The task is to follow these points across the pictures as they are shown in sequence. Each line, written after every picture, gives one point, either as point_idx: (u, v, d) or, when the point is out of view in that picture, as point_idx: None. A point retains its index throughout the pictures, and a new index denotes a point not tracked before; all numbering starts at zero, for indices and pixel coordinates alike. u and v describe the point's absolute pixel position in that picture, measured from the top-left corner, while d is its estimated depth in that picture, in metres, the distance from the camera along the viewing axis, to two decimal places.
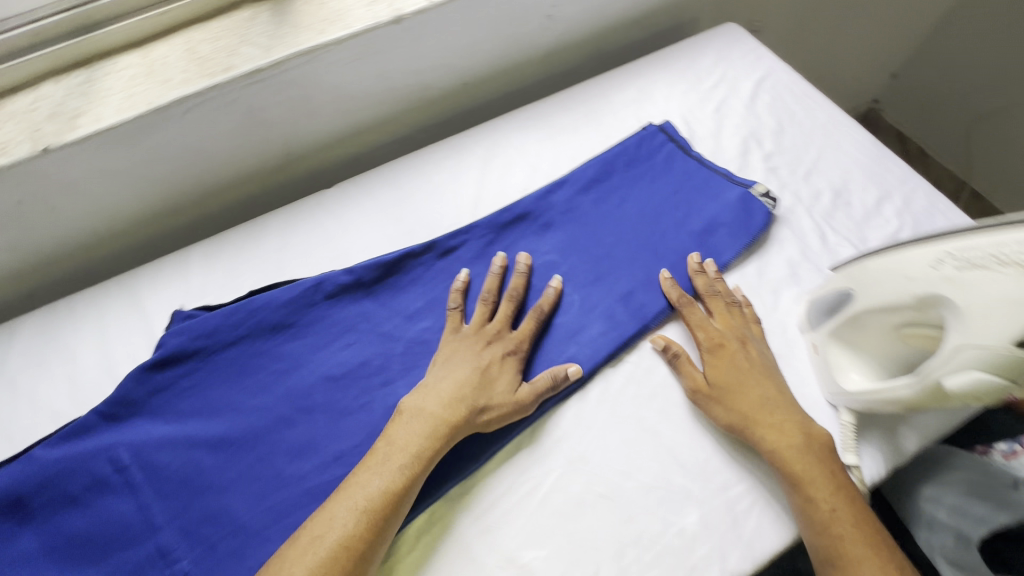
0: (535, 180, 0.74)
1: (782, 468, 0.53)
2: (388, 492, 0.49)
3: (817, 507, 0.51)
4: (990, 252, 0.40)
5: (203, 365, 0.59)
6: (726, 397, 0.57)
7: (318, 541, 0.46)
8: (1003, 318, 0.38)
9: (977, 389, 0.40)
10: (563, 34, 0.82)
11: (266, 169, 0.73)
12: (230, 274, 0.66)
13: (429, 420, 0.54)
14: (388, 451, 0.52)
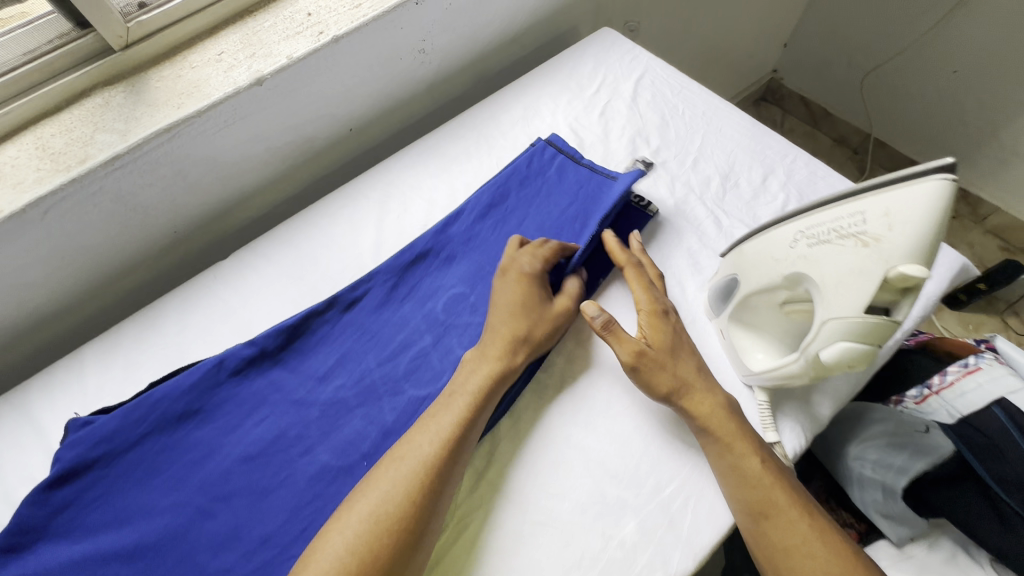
0: (433, 215, 0.73)
1: (712, 428, 0.54)
2: (459, 418, 0.54)
3: (749, 463, 0.52)
4: (832, 227, 0.41)
5: (107, 472, 0.56)
6: (669, 362, 0.57)
7: (399, 460, 0.51)
8: (852, 289, 0.39)
9: (850, 357, 0.41)
10: (442, 64, 0.83)
11: (155, 251, 0.70)
12: (128, 369, 0.63)
13: (461, 394, 0.56)
14: (451, 390, 0.56)
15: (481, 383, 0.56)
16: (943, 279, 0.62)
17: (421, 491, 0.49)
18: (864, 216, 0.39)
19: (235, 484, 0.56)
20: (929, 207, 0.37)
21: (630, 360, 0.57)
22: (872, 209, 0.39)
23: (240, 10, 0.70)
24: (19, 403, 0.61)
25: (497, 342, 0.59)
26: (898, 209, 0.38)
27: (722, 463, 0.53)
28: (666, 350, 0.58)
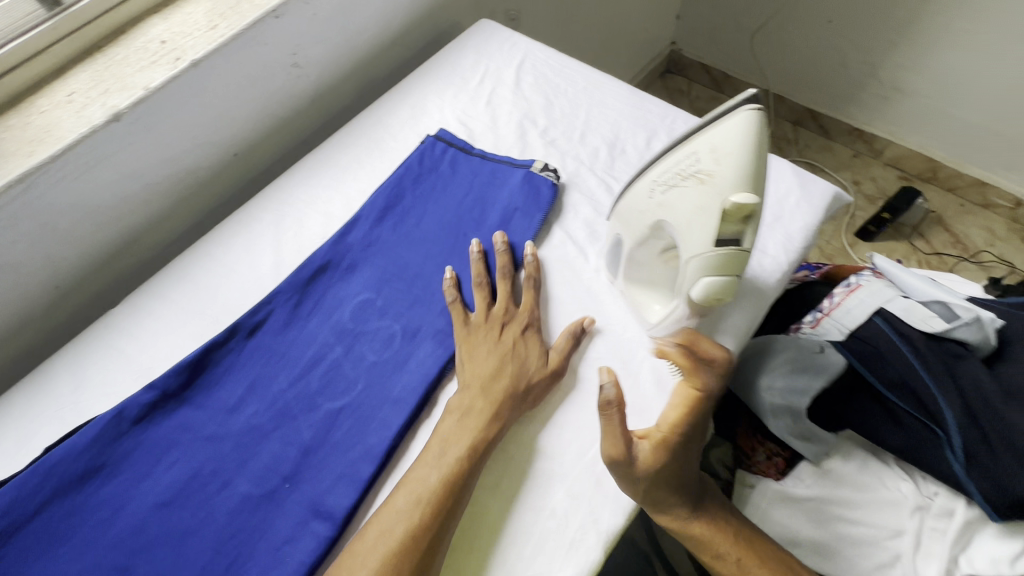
0: (332, 226, 0.72)
1: (689, 534, 0.56)
2: (446, 479, 0.52)
3: (726, 561, 0.56)
4: (675, 171, 0.44)
5: (10, 547, 0.53)
6: (662, 476, 0.53)
7: (386, 535, 0.49)
8: (701, 225, 0.43)
9: (723, 292, 0.44)
10: (321, 77, 0.82)
11: (36, 311, 0.66)
12: (21, 437, 0.59)
13: (453, 452, 0.53)
14: (442, 445, 0.54)
15: (473, 435, 0.54)
16: (818, 210, 0.70)
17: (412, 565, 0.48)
18: (697, 157, 0.43)
19: (151, 535, 0.54)
20: (748, 135, 0.40)
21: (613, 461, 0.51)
22: (705, 148, 0.42)
23: (87, 48, 0.67)
24: None
25: (490, 390, 0.57)
26: (725, 141, 0.41)
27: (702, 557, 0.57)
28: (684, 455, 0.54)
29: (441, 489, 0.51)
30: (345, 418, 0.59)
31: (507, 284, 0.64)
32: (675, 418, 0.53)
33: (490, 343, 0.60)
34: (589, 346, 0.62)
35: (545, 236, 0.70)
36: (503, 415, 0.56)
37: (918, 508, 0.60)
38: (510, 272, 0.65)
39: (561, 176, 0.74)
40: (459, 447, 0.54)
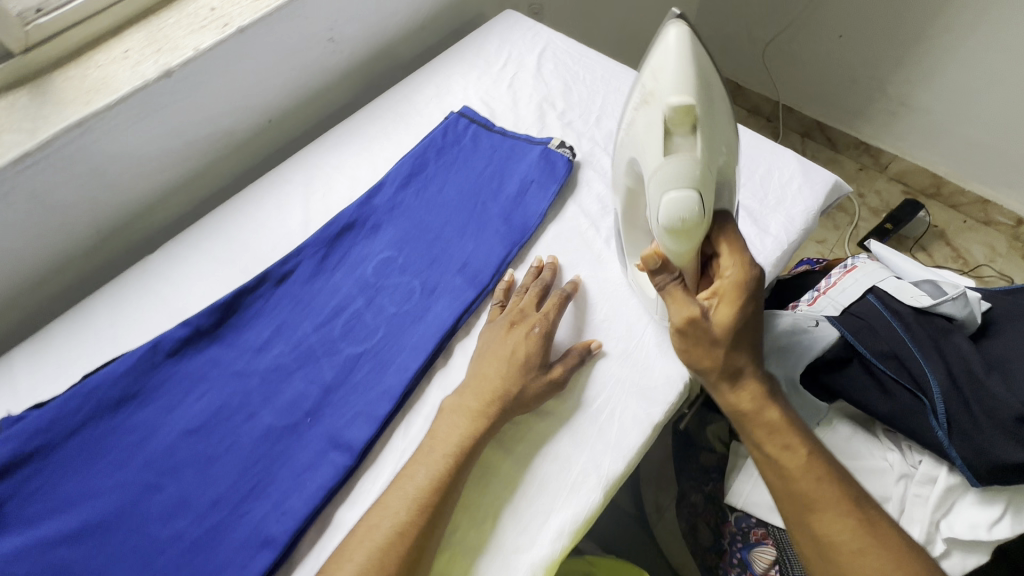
0: (358, 190, 0.77)
1: (753, 418, 0.53)
2: (433, 479, 0.53)
3: (795, 453, 0.52)
4: (639, 98, 0.57)
5: (47, 461, 0.56)
6: (732, 336, 0.54)
7: (375, 530, 0.50)
8: (654, 140, 0.55)
9: (688, 216, 0.54)
10: (354, 54, 0.87)
11: (77, 253, 0.70)
12: (59, 364, 0.63)
13: (445, 451, 0.54)
14: (431, 444, 0.55)
15: (462, 435, 0.55)
16: (819, 194, 0.74)
17: (399, 560, 0.49)
18: (649, 82, 0.55)
19: (181, 454, 0.58)
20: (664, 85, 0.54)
21: (680, 325, 0.54)
22: (647, 100, 0.56)
23: (141, 11, 0.72)
24: None
25: (481, 394, 0.57)
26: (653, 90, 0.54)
27: (762, 454, 0.53)
28: (751, 296, 0.54)
29: (428, 490, 0.52)
30: (365, 361, 0.63)
31: (534, 292, 0.64)
32: (716, 295, 0.55)
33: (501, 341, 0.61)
34: (597, 308, 0.66)
35: (559, 208, 0.74)
36: (489, 426, 0.56)
37: (904, 475, 0.62)
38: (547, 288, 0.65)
39: (576, 153, 0.78)
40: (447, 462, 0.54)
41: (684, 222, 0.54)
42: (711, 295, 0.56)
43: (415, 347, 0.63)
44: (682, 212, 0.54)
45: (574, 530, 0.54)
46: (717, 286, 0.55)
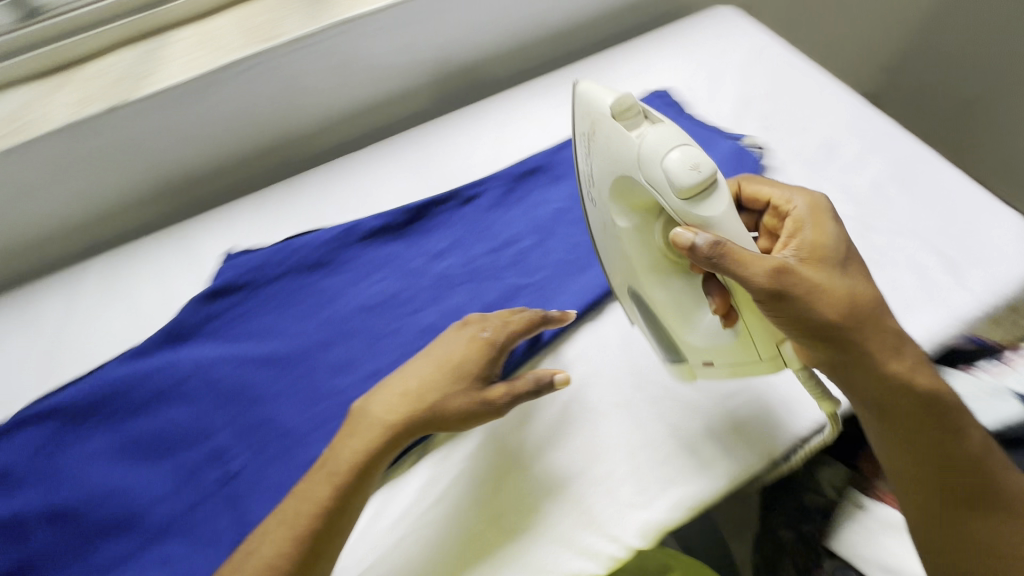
0: (546, 141, 0.81)
1: (906, 394, 0.48)
2: (319, 510, 0.48)
3: (968, 439, 0.48)
4: (584, 134, 0.53)
5: (253, 296, 0.66)
6: (845, 278, 0.48)
7: (250, 555, 0.48)
8: (609, 135, 0.49)
9: (700, 164, 0.45)
10: (571, 17, 0.90)
11: (302, 135, 0.80)
12: (272, 222, 0.73)
13: (331, 476, 0.49)
14: (330, 460, 0.50)
15: (351, 456, 0.49)
16: None
17: None
18: (588, 115, 0.52)
19: (354, 325, 0.65)
20: (628, 99, 0.48)
21: (773, 280, 0.45)
22: (600, 121, 0.50)
23: None
24: (178, 240, 0.73)
25: (393, 404, 0.51)
26: (628, 104, 0.48)
27: (930, 441, 0.48)
28: (827, 217, 0.53)
29: (309, 522, 0.47)
30: (525, 293, 0.66)
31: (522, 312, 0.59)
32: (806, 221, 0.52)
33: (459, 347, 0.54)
34: None
35: None
36: (370, 455, 0.50)
37: None
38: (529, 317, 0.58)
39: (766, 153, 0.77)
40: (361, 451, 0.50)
41: (699, 172, 0.45)
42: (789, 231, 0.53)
43: (576, 293, 0.65)
44: (660, 174, 0.46)
45: (693, 507, 0.53)
46: (687, 234, 0.46)
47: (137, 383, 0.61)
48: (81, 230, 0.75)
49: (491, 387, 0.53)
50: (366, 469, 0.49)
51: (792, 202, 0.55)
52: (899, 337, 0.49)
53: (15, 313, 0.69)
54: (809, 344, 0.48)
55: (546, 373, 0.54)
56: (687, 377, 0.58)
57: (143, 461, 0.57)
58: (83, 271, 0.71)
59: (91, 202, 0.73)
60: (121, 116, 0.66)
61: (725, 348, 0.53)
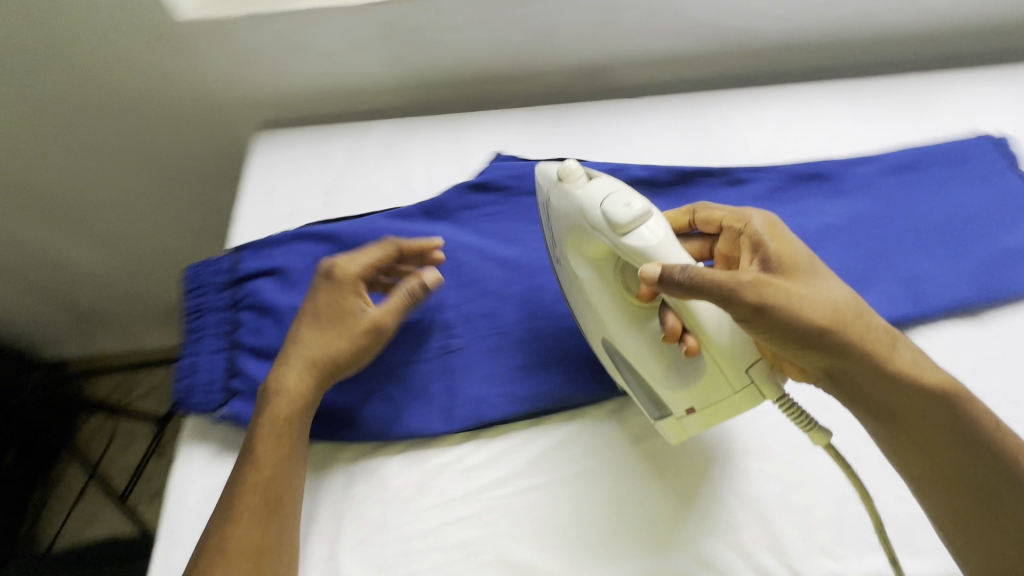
0: (835, 149, 0.74)
1: (915, 387, 0.47)
2: (273, 448, 0.51)
3: (984, 419, 0.47)
4: (540, 207, 0.56)
5: (506, 200, 0.70)
6: (817, 290, 0.48)
7: (230, 509, 0.48)
8: (558, 200, 0.52)
9: (631, 202, 0.48)
10: (911, 22, 0.79)
11: (587, 67, 0.80)
12: (538, 140, 0.75)
13: (279, 416, 0.53)
14: (275, 402, 0.53)
15: (295, 391, 0.54)
16: None
17: (257, 531, 0.48)
18: (540, 190, 0.56)
19: None
20: (572, 164, 0.51)
21: (753, 293, 0.45)
22: (555, 186, 0.52)
23: None
24: (452, 128, 0.77)
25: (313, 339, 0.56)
26: (574, 168, 0.51)
27: (942, 433, 0.47)
28: (783, 231, 0.54)
29: (270, 459, 0.51)
30: None
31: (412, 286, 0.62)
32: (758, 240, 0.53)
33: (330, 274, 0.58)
34: None
35: None
36: (310, 388, 0.54)
37: None
38: (424, 248, 0.61)
39: None
40: (317, 338, 0.56)
41: (631, 208, 0.47)
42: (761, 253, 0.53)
43: None
44: (603, 222, 0.48)
45: None
46: (656, 264, 0.46)
47: (394, 239, 0.67)
48: (372, 96, 0.82)
49: (373, 311, 0.57)
50: (323, 358, 0.55)
51: (746, 220, 0.55)
52: (874, 322, 0.49)
53: (307, 146, 0.78)
54: (805, 354, 0.47)
55: (417, 275, 0.59)
56: (675, 438, 0.53)
57: (383, 305, 0.64)
58: (367, 128, 0.79)
59: (392, 72, 0.78)
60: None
61: (700, 386, 0.48)
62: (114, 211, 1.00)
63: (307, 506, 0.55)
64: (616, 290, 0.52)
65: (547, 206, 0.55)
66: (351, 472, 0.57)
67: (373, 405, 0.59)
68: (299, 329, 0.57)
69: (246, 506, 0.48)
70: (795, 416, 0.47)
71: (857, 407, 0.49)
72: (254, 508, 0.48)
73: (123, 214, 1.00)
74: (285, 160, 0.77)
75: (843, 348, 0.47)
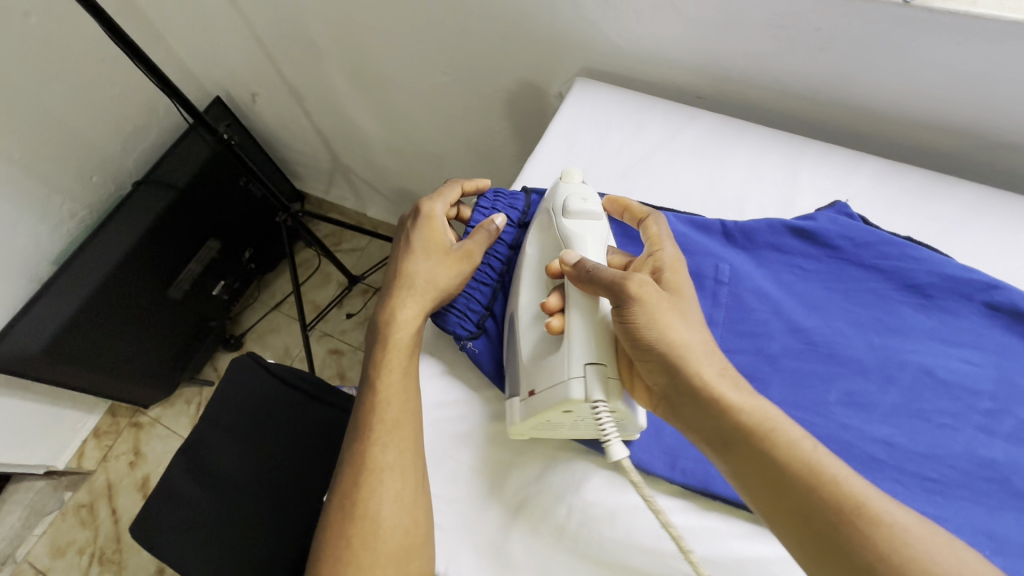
0: None
1: (734, 419, 0.44)
2: (382, 372, 0.53)
3: (803, 449, 0.41)
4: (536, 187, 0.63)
5: (828, 262, 0.59)
6: (671, 317, 0.48)
7: (352, 436, 0.51)
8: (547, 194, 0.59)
9: (589, 200, 0.56)
10: None
11: (993, 138, 0.63)
12: (890, 207, 0.62)
13: (390, 343, 0.55)
14: (387, 329, 0.55)
15: (404, 321, 0.55)
16: None
17: (365, 458, 0.49)
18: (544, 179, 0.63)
19: (905, 378, 0.53)
20: (575, 172, 0.59)
21: (623, 294, 0.48)
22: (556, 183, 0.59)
23: None
24: (787, 149, 0.67)
25: (417, 272, 0.57)
26: (574, 175, 0.59)
27: (755, 467, 0.42)
28: (685, 271, 0.52)
29: (380, 384, 0.52)
30: None
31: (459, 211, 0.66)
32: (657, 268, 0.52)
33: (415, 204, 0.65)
34: None
35: None
36: (413, 316, 0.56)
37: None
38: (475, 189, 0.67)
39: None
40: (427, 267, 0.58)
41: (585, 204, 0.55)
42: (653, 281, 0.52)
43: None
44: (561, 211, 0.56)
45: None
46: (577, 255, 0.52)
47: (683, 248, 0.61)
48: (708, 82, 0.74)
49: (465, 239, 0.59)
50: (431, 280, 0.57)
51: (662, 247, 0.54)
52: (718, 357, 0.47)
53: (623, 109, 0.74)
54: (652, 370, 0.47)
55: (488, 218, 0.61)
56: (512, 433, 0.54)
57: None
58: (693, 115, 0.72)
59: (749, 66, 0.69)
60: (893, 13, 0.56)
61: (542, 368, 0.50)
62: (413, 98, 1.10)
63: (499, 470, 0.55)
64: (537, 277, 0.56)
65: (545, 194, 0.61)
66: (550, 459, 0.55)
67: None
68: (405, 256, 0.59)
69: (374, 423, 0.50)
70: (601, 425, 0.46)
71: (695, 435, 0.46)
72: (381, 425, 0.50)
73: (415, 98, 1.09)
74: (597, 117, 0.74)
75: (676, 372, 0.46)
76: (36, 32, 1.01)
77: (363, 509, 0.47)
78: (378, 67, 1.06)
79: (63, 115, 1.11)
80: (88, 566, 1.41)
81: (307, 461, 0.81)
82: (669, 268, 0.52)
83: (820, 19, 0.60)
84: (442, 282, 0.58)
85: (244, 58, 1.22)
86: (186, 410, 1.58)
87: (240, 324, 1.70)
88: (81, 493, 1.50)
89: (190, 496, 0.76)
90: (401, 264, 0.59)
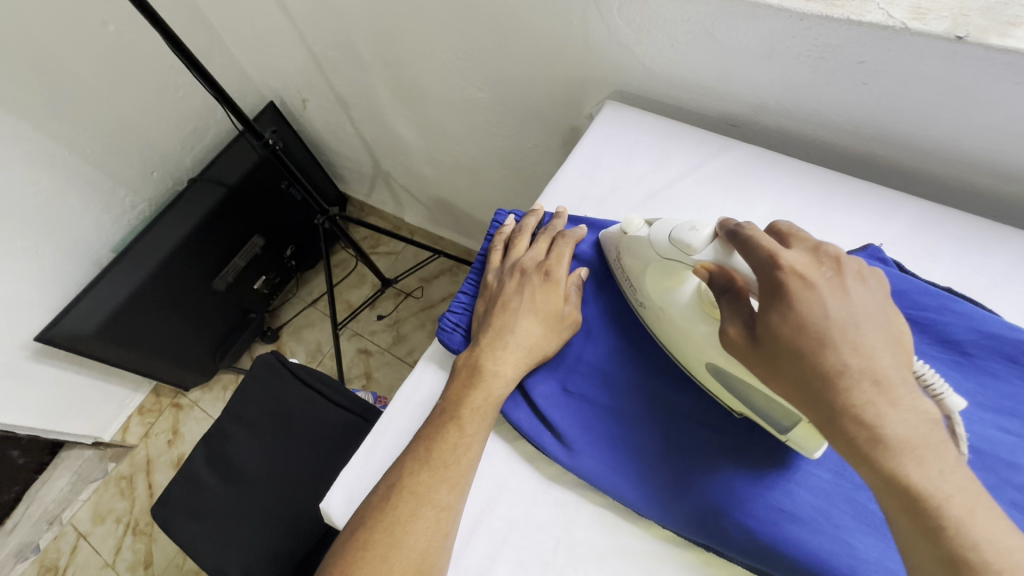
0: None
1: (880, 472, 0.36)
2: (471, 415, 0.53)
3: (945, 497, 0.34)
4: (615, 238, 0.60)
5: None
6: (776, 365, 0.39)
7: (414, 462, 0.50)
8: (634, 244, 0.56)
9: (680, 229, 0.50)
10: None
11: None
12: (929, 253, 0.58)
13: (483, 388, 0.54)
14: (483, 373, 0.55)
15: (505, 374, 0.55)
16: None
17: (428, 491, 0.48)
18: (614, 237, 0.60)
19: None
20: (635, 218, 0.57)
21: (740, 337, 0.43)
22: (624, 238, 0.58)
23: None
24: (819, 185, 0.64)
25: (529, 328, 0.57)
26: (635, 220, 0.57)
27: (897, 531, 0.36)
28: (799, 280, 0.40)
29: (464, 427, 0.52)
30: None
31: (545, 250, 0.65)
32: (762, 283, 0.41)
33: (533, 253, 0.63)
34: None
35: None
36: (513, 372, 0.56)
37: None
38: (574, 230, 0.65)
39: None
40: (539, 331, 0.58)
41: (690, 231, 0.49)
42: (762, 306, 0.41)
43: None
44: (670, 247, 0.51)
45: None
46: (707, 265, 0.47)
47: None
48: (741, 112, 0.72)
49: (570, 302, 0.60)
50: (536, 341, 0.57)
51: (764, 256, 0.42)
52: (860, 383, 0.36)
53: (651, 134, 0.73)
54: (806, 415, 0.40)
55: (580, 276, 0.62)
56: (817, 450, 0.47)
57: (633, 348, 0.59)
58: (723, 145, 0.70)
59: (785, 98, 0.67)
60: (943, 48, 0.52)
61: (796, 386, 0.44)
62: (450, 111, 1.12)
63: (490, 495, 0.54)
64: (699, 311, 0.51)
65: (628, 241, 0.57)
66: (543, 490, 0.54)
67: (593, 444, 0.53)
68: (520, 309, 0.58)
69: (448, 461, 0.50)
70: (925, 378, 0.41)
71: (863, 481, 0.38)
72: (455, 465, 0.50)
73: (452, 111, 1.11)
74: (624, 142, 0.73)
75: (816, 416, 0.38)
76: (112, 38, 1.09)
77: (414, 541, 0.46)
78: (418, 81, 1.09)
79: (132, 115, 1.20)
80: (123, 535, 1.51)
81: (320, 461, 0.83)
82: (776, 291, 0.40)
83: (864, 51, 0.57)
84: (545, 344, 0.58)
85: (296, 66, 1.28)
86: (222, 396, 1.67)
87: (278, 318, 1.78)
88: (123, 465, 1.60)
89: (211, 485, 0.81)
90: (510, 316, 0.58)
